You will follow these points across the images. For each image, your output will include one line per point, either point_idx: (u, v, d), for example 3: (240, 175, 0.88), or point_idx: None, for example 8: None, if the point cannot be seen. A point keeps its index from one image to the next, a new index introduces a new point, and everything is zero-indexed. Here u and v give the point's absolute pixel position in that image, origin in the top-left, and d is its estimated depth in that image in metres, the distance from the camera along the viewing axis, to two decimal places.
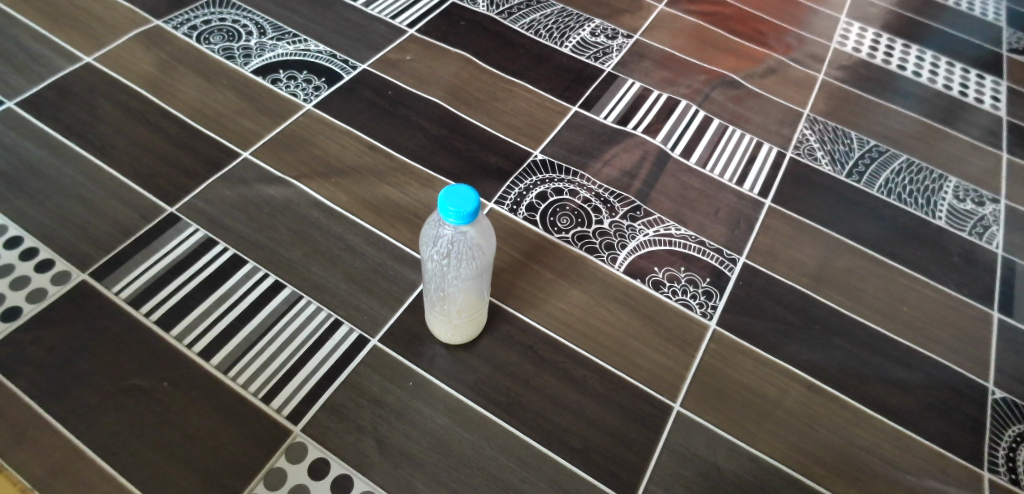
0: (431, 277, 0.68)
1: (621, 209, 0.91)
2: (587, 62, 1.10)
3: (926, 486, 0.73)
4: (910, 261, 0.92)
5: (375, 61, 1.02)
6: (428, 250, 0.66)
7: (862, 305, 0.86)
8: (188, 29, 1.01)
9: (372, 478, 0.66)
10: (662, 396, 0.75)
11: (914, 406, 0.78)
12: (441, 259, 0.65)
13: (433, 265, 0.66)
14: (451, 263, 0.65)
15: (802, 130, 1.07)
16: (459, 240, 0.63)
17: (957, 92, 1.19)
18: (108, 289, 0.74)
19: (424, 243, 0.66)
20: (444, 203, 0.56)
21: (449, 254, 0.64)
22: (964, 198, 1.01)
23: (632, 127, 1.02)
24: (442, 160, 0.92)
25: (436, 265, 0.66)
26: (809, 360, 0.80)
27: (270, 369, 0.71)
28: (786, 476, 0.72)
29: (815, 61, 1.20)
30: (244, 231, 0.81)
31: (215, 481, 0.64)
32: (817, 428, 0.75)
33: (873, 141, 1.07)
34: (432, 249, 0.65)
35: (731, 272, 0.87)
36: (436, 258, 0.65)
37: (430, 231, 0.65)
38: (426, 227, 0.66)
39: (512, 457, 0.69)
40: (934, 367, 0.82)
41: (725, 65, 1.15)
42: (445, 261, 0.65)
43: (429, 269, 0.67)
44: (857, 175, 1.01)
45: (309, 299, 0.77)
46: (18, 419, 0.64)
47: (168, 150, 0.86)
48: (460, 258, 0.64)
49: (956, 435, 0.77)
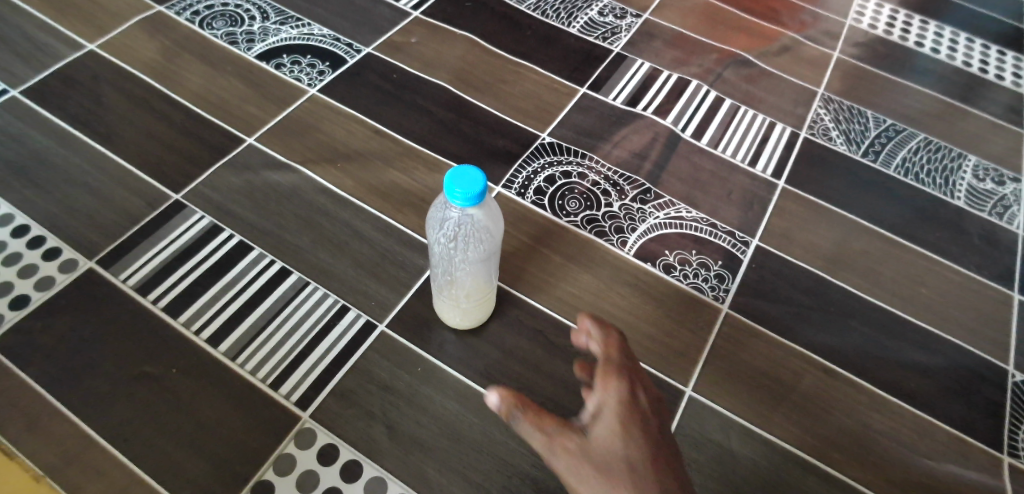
0: (438, 261, 0.67)
1: (631, 192, 0.90)
2: (595, 42, 1.08)
3: (944, 471, 0.71)
4: (929, 243, 0.90)
5: (379, 44, 1.01)
6: (435, 233, 0.65)
7: (878, 288, 0.84)
8: (191, 14, 1.00)
9: (381, 465, 0.66)
10: (674, 382, 0.74)
11: (932, 391, 0.76)
12: (449, 243, 0.64)
13: (439, 248, 0.66)
14: (459, 246, 0.64)
15: (817, 110, 1.04)
16: (465, 222, 0.62)
17: (977, 68, 1.15)
18: (115, 277, 0.73)
19: (432, 226, 0.65)
20: (449, 186, 0.55)
21: (456, 237, 0.63)
22: (983, 178, 0.99)
23: (642, 108, 1.00)
24: (448, 144, 0.91)
25: (443, 249, 0.65)
26: (824, 344, 0.79)
27: (277, 355, 0.71)
28: (801, 462, 0.70)
29: (830, 38, 1.17)
30: (250, 217, 0.80)
31: (224, 467, 0.64)
32: (833, 413, 0.74)
33: (890, 120, 1.04)
34: (439, 232, 0.64)
35: (744, 255, 0.85)
36: (443, 242, 0.65)
37: (436, 214, 0.64)
38: (432, 210, 0.65)
39: (522, 442, 0.68)
40: (953, 350, 0.80)
41: (737, 44, 1.13)
42: (452, 243, 0.64)
43: (436, 252, 0.66)
44: (873, 154, 0.99)
45: (315, 285, 0.76)
46: (28, 407, 0.64)
47: (173, 137, 0.86)
48: (468, 241, 0.64)
49: (976, 420, 0.75)
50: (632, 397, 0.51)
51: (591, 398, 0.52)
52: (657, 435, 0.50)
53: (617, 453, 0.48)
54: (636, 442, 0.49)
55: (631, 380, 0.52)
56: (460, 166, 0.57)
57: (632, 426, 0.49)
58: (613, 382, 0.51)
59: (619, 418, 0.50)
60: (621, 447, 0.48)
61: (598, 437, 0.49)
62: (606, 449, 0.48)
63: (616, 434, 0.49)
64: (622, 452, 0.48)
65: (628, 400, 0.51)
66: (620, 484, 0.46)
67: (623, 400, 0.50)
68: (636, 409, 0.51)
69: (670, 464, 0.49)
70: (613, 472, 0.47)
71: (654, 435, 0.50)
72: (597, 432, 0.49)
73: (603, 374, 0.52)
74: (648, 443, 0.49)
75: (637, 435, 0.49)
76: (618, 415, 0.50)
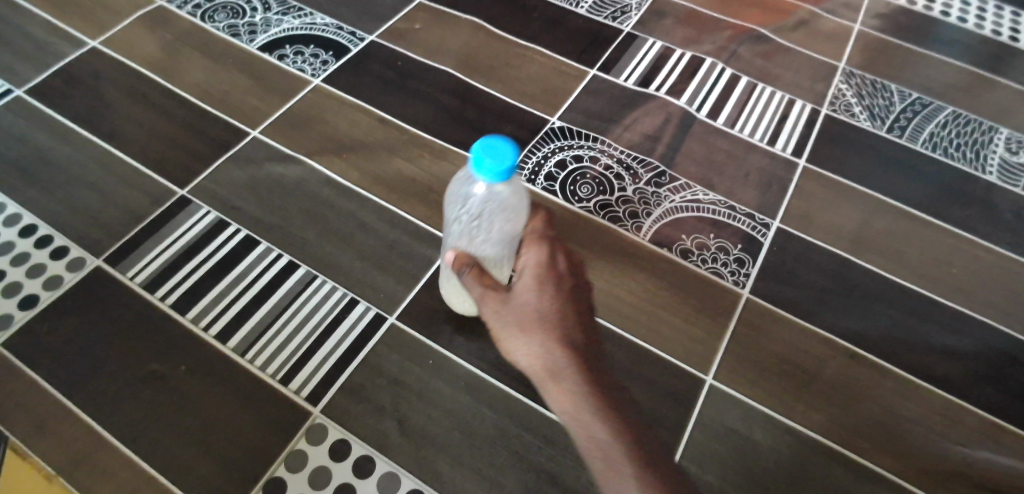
0: (457, 239, 0.66)
1: (645, 176, 0.87)
2: (604, 22, 1.04)
3: (979, 458, 0.69)
4: (959, 220, 0.86)
5: (383, 31, 0.99)
6: (460, 207, 0.64)
7: (906, 269, 0.81)
8: (192, 8, 0.99)
9: (394, 460, 0.65)
10: (693, 370, 0.72)
11: (965, 375, 0.73)
12: (471, 218, 0.62)
13: (462, 223, 0.64)
14: (482, 224, 0.62)
15: (838, 85, 1.00)
16: (492, 199, 0.60)
17: (1006, 37, 1.10)
18: (123, 275, 0.73)
19: (457, 200, 0.64)
20: (477, 163, 0.52)
21: (482, 214, 0.61)
22: (1016, 151, 0.94)
23: (654, 89, 0.97)
24: (455, 131, 0.89)
25: (466, 227, 0.63)
26: (849, 328, 0.76)
27: (287, 350, 0.69)
28: (826, 450, 0.68)
29: (850, 10, 1.12)
30: (256, 211, 0.79)
31: (235, 464, 0.63)
32: (859, 399, 0.71)
33: (915, 93, 1.00)
34: (464, 205, 0.63)
35: (764, 238, 0.82)
36: (466, 216, 0.63)
37: (464, 188, 0.63)
38: (460, 183, 0.64)
39: (537, 435, 0.67)
40: (986, 331, 0.77)
41: (752, 20, 1.08)
42: (475, 218, 0.62)
43: (458, 230, 0.65)
44: (898, 130, 0.95)
45: (323, 279, 0.75)
46: (40, 407, 0.64)
47: (177, 133, 0.85)
48: (492, 217, 0.61)
49: (1009, 404, 0.72)
50: (551, 262, 0.61)
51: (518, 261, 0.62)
52: (568, 290, 0.61)
53: (529, 302, 0.59)
54: (545, 297, 0.59)
55: (550, 245, 0.62)
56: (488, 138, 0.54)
57: (545, 283, 0.60)
58: (536, 248, 0.61)
59: (538, 276, 0.60)
60: (534, 297, 0.60)
61: (518, 290, 0.60)
62: (523, 300, 0.60)
63: (532, 288, 0.60)
64: (533, 303, 0.59)
65: (543, 262, 0.61)
66: (529, 328, 0.59)
67: (540, 263, 0.61)
68: (551, 270, 0.61)
69: (574, 314, 0.60)
70: (523, 318, 0.59)
71: (567, 292, 0.60)
72: (518, 287, 0.60)
73: (528, 242, 0.62)
74: (557, 297, 0.60)
75: (547, 288, 0.60)
76: (533, 274, 0.60)
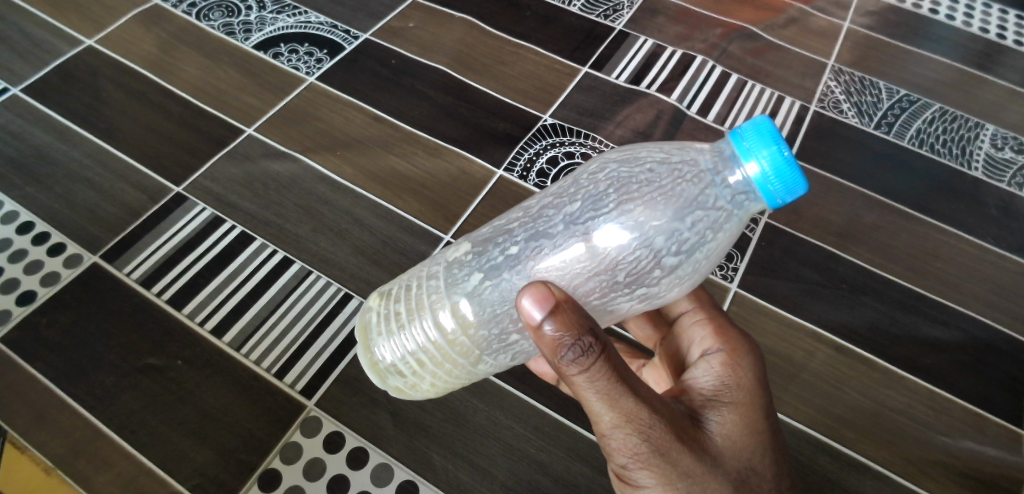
0: (602, 275, 0.51)
1: None
2: (597, 20, 1.05)
3: (960, 447, 0.71)
4: (945, 215, 0.87)
5: (376, 29, 1.00)
6: (660, 218, 0.49)
7: (893, 263, 0.82)
8: (187, 6, 0.99)
9: (387, 451, 0.66)
10: None
11: (948, 365, 0.75)
12: (670, 240, 0.49)
13: (644, 239, 0.49)
14: (656, 280, 0.50)
15: (827, 82, 1.01)
16: (702, 261, 0.50)
17: (993, 34, 1.11)
18: (119, 270, 0.74)
19: (660, 206, 0.49)
20: (737, 138, 0.46)
21: (674, 272, 0.50)
22: (1002, 147, 0.96)
23: (645, 86, 0.98)
24: (448, 129, 0.90)
25: (630, 271, 0.50)
26: (836, 320, 0.77)
27: (282, 344, 0.71)
28: (809, 439, 0.70)
29: (840, 7, 1.13)
30: (251, 208, 0.80)
31: (230, 456, 0.64)
32: (843, 389, 0.73)
33: (903, 90, 1.01)
34: (673, 220, 0.49)
35: (753, 233, 0.82)
36: (665, 234, 0.49)
37: (683, 192, 0.49)
38: (668, 182, 0.49)
39: (529, 427, 0.69)
40: (969, 324, 0.78)
41: (743, 18, 1.09)
42: (662, 256, 0.49)
43: (632, 243, 0.49)
44: (886, 126, 0.96)
45: (319, 274, 0.76)
46: (37, 402, 0.65)
47: (173, 131, 0.85)
48: (683, 278, 0.51)
49: (989, 394, 0.74)
50: (725, 376, 0.55)
51: (714, 383, 0.54)
52: (772, 444, 0.52)
53: (731, 450, 0.50)
54: (731, 418, 0.52)
55: (758, 381, 0.55)
56: (750, 134, 0.46)
57: (725, 400, 0.53)
58: (745, 378, 0.55)
59: (743, 418, 0.52)
60: (738, 446, 0.51)
61: (720, 427, 0.51)
62: (726, 443, 0.50)
63: (735, 429, 0.51)
64: (737, 452, 0.50)
65: (718, 377, 0.55)
66: (718, 465, 0.49)
67: (748, 402, 0.53)
68: (756, 413, 0.53)
69: (767, 442, 0.52)
70: (713, 454, 0.49)
71: (763, 427, 0.52)
72: (719, 425, 0.51)
73: (733, 367, 0.55)
74: (743, 418, 0.52)
75: (753, 438, 0.51)
76: (739, 414, 0.52)
